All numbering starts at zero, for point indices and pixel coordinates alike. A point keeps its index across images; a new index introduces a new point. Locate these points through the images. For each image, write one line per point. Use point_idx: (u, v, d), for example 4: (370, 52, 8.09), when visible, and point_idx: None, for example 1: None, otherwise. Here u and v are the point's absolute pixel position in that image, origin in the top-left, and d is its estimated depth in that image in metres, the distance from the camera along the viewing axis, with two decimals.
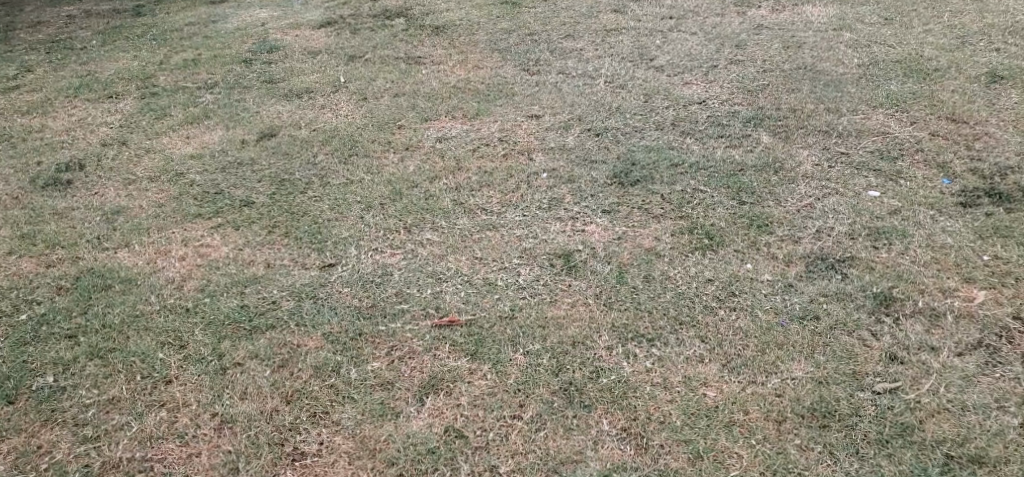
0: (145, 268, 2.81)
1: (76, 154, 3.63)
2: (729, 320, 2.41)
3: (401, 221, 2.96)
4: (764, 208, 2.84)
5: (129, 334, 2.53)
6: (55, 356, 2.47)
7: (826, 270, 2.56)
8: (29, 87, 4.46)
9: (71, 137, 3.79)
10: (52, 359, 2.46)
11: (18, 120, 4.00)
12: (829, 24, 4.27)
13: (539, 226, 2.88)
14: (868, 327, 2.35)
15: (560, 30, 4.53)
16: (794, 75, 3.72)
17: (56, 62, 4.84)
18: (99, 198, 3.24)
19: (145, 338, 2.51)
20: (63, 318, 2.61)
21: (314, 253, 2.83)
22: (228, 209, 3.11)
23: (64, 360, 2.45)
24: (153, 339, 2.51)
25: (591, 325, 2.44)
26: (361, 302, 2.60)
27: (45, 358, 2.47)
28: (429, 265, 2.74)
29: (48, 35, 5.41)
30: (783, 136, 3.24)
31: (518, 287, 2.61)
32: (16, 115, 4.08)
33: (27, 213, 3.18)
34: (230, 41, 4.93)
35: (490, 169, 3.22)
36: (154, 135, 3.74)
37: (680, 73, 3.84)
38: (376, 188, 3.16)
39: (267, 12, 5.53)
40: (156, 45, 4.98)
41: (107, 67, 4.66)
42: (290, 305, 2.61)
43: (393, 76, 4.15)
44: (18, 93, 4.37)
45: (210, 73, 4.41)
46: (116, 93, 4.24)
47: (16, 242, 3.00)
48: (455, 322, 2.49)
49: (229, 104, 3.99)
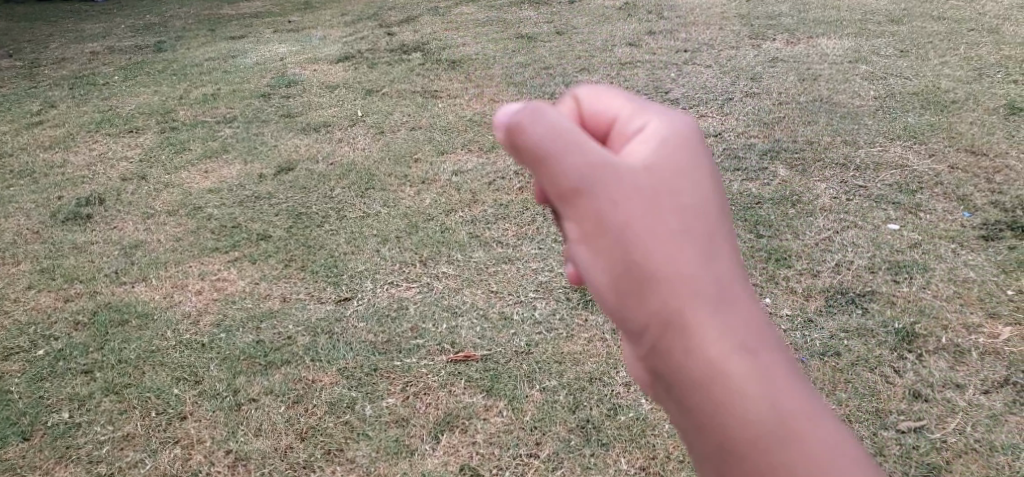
0: (162, 302, 2.81)
1: (97, 189, 3.65)
2: None
3: (417, 254, 2.96)
4: (782, 242, 2.81)
5: (144, 369, 2.52)
6: (71, 392, 2.46)
7: (847, 304, 2.52)
8: (53, 122, 4.52)
9: (92, 172, 3.82)
10: (68, 394, 2.45)
11: (40, 155, 4.04)
12: (845, 56, 4.27)
13: (555, 259, 2.87)
14: (890, 364, 2.31)
15: (576, 64, 4.57)
16: (810, 108, 3.70)
17: (79, 98, 4.90)
18: (119, 233, 3.26)
19: (160, 373, 2.51)
20: (81, 352, 2.60)
21: (331, 286, 2.82)
22: (245, 243, 3.11)
23: (80, 396, 2.45)
24: (169, 374, 2.50)
25: (608, 361, 2.43)
26: (377, 337, 2.59)
27: (61, 394, 2.46)
28: (444, 299, 2.72)
29: (72, 72, 5.50)
30: (799, 169, 3.21)
31: (534, 323, 2.59)
32: (40, 151, 4.12)
33: (47, 248, 3.19)
34: (249, 76, 4.99)
35: (505, 202, 3.22)
36: (174, 170, 3.76)
37: (695, 107, 3.83)
38: (393, 221, 3.16)
39: (286, 48, 5.61)
40: (177, 80, 5.04)
41: (129, 103, 4.72)
42: (306, 340, 2.59)
43: (410, 110, 4.18)
44: (42, 129, 4.42)
45: (229, 108, 4.44)
46: (137, 128, 4.28)
47: (37, 276, 3.01)
48: (471, 357, 2.48)
49: (248, 138, 4.02)
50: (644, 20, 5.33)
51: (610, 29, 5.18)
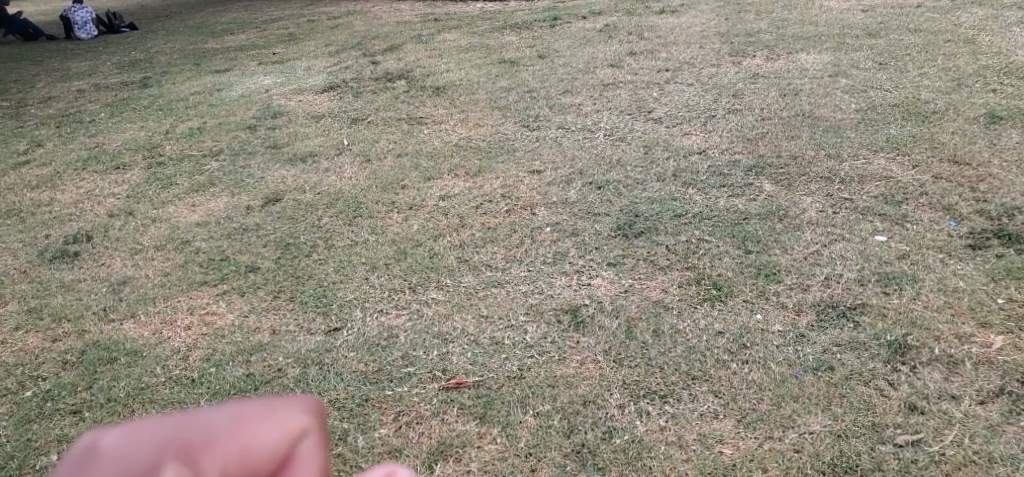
0: (150, 339, 2.77)
1: (84, 226, 3.61)
2: (742, 374, 2.38)
3: (406, 280, 2.93)
4: (771, 257, 2.81)
5: (133, 408, 2.48)
6: (60, 433, 2.41)
7: (838, 318, 2.52)
8: (41, 160, 4.48)
9: (80, 209, 3.78)
10: (57, 436, 2.40)
11: (27, 194, 3.99)
12: (825, 71, 4.30)
13: (545, 280, 2.86)
14: (884, 376, 2.30)
15: (559, 86, 4.59)
16: (793, 123, 3.72)
17: (67, 136, 4.87)
18: (107, 269, 3.21)
19: (148, 411, 2.46)
20: (69, 393, 2.55)
21: (320, 316, 2.79)
22: (234, 275, 3.08)
23: (68, 437, 2.40)
24: (156, 411, 2.45)
25: (601, 384, 2.41)
26: (367, 367, 2.56)
27: (48, 435, 2.41)
28: (434, 325, 2.70)
29: (60, 111, 5.48)
30: (785, 184, 3.22)
31: (526, 347, 2.57)
32: (27, 190, 4.08)
33: (34, 287, 3.14)
34: (235, 108, 4.98)
35: (493, 225, 3.21)
36: (160, 204, 3.72)
37: (679, 124, 3.85)
38: (380, 248, 3.14)
39: (272, 80, 5.61)
40: (164, 115, 5.03)
41: (117, 139, 4.68)
42: (296, 372, 2.56)
43: (396, 137, 4.18)
44: (30, 168, 4.38)
45: (216, 141, 4.42)
46: (124, 165, 4.25)
47: (23, 316, 2.96)
48: (463, 384, 2.46)
49: (236, 170, 4.00)
50: (625, 42, 5.36)
51: (591, 51, 5.21)
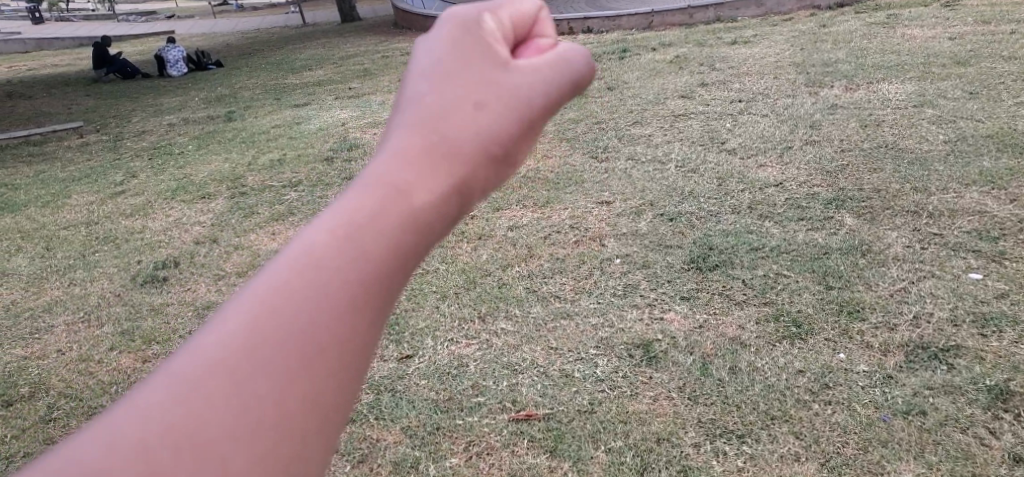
0: None
1: (171, 252, 3.70)
2: (825, 415, 2.29)
3: (476, 310, 2.91)
4: (854, 293, 2.71)
5: None
6: None
7: (929, 359, 2.41)
8: (132, 190, 4.64)
9: (168, 236, 3.88)
10: None
11: (121, 223, 4.12)
12: (909, 100, 4.15)
13: (615, 313, 2.80)
14: (984, 424, 2.18)
15: (628, 118, 4.55)
16: (875, 154, 3.60)
17: (156, 167, 5.04)
18: (192, 293, 3.27)
19: None
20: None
21: (392, 345, 2.79)
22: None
23: None
24: None
25: (676, 421, 2.34)
26: (438, 395, 2.55)
27: None
28: (505, 356, 2.67)
29: (150, 144, 5.69)
30: (868, 218, 3.12)
31: (597, 381, 2.53)
32: (120, 218, 4.21)
33: (126, 310, 3.20)
34: (313, 142, 5.09)
35: (563, 255, 3.18)
36: (242, 232, 3.80)
37: (754, 156, 3.77)
38: (450, 277, 3.13)
39: (348, 113, 5.72)
40: (246, 147, 5.17)
41: (203, 171, 4.82)
42: (368, 399, 2.57)
43: None
44: (122, 197, 4.54)
45: (295, 171, 4.52)
46: (208, 194, 4.37)
47: (115, 338, 3.02)
48: (533, 416, 2.41)
49: (314, 200, 4.07)
50: (697, 72, 5.29)
51: (662, 82, 5.16)
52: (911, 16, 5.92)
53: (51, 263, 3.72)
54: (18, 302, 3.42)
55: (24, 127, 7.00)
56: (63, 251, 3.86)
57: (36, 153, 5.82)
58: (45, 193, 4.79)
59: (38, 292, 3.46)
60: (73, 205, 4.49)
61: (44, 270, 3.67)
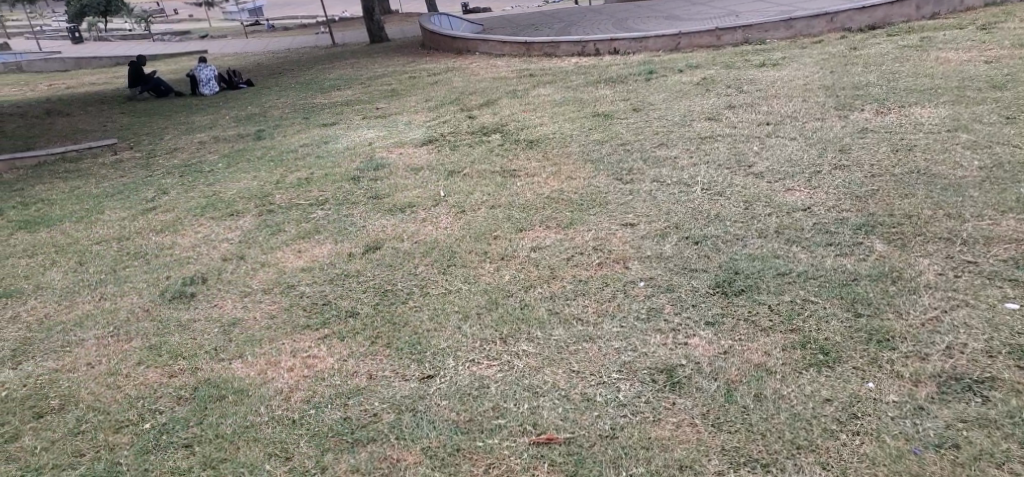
0: (257, 378, 2.78)
1: (200, 268, 3.70)
2: (853, 445, 2.26)
3: (497, 331, 2.87)
4: (883, 321, 2.64)
5: (239, 444, 2.51)
6: (173, 465, 2.47)
7: (962, 391, 2.37)
8: (164, 207, 4.67)
9: (197, 253, 3.89)
10: (170, 468, 2.46)
11: (152, 238, 4.14)
12: (943, 125, 4.08)
13: (638, 338, 2.74)
14: (1020, 458, 2.17)
15: (653, 140, 4.52)
16: (907, 180, 3.54)
17: (187, 185, 5.08)
18: (220, 310, 3.27)
19: (253, 449, 2.49)
20: (182, 427, 2.60)
21: (414, 364, 2.76)
22: (335, 320, 3.08)
23: (181, 469, 2.46)
24: (261, 450, 2.48)
25: (699, 448, 2.31)
26: (459, 416, 2.52)
27: (163, 467, 2.47)
28: (526, 378, 2.63)
29: (182, 161, 5.74)
30: (899, 244, 3.05)
31: (619, 405, 2.48)
32: (151, 233, 4.23)
33: (155, 325, 3.19)
34: (340, 161, 5.11)
35: (586, 277, 3.13)
36: (269, 249, 3.80)
37: (781, 179, 3.72)
38: (473, 297, 3.11)
39: (375, 133, 5.76)
40: (274, 166, 5.20)
41: (232, 188, 4.84)
42: (390, 418, 2.54)
43: (490, 188, 4.17)
44: (153, 213, 4.57)
45: (322, 191, 4.53)
46: (237, 212, 4.39)
47: (145, 353, 3.01)
48: (554, 440, 2.39)
49: (340, 219, 4.07)
50: (724, 94, 5.26)
51: (688, 104, 5.13)
52: (945, 39, 5.83)
53: (82, 277, 3.74)
54: (50, 315, 3.43)
55: (58, 143, 7.08)
56: (95, 266, 3.88)
57: (70, 168, 5.89)
58: (79, 208, 4.83)
59: (69, 306, 3.48)
60: (106, 221, 4.53)
61: (78, 284, 3.69)
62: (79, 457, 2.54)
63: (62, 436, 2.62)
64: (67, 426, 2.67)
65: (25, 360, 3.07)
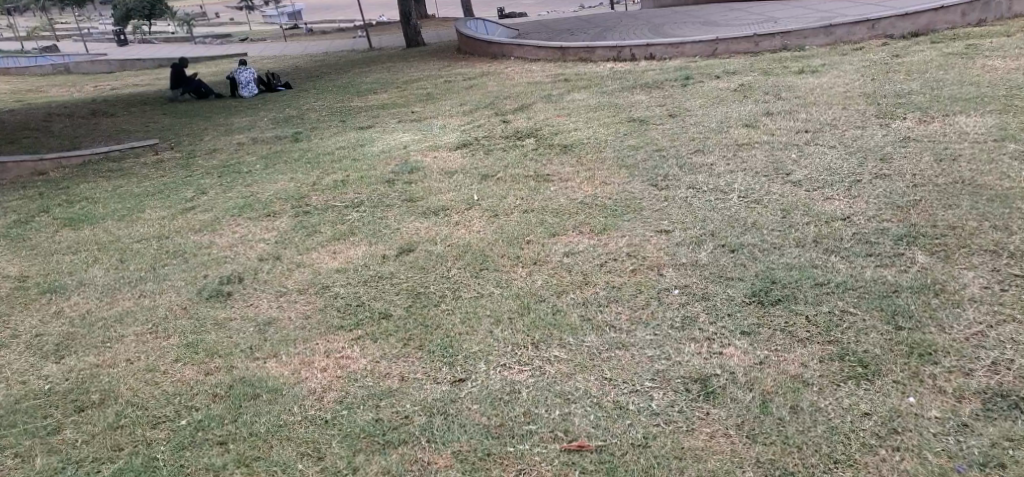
0: (289, 378, 2.79)
1: (236, 268, 3.72)
2: (893, 462, 2.21)
3: (530, 336, 2.86)
4: (925, 335, 2.58)
5: (273, 443, 2.52)
6: (208, 461, 2.49)
7: (1008, 409, 2.31)
8: (201, 207, 4.72)
9: (233, 252, 3.92)
10: (205, 464, 2.48)
11: (190, 237, 4.19)
12: (988, 135, 3.99)
13: (673, 346, 2.71)
14: None
15: (689, 146, 4.49)
16: (950, 190, 3.46)
17: (225, 184, 5.14)
18: (253, 309, 3.29)
19: (287, 448, 2.50)
20: (218, 425, 2.61)
21: (445, 367, 2.76)
22: (367, 322, 3.09)
23: (216, 466, 2.47)
24: (294, 449, 2.49)
25: (733, 460, 2.27)
26: (490, 421, 2.50)
27: (198, 463, 2.49)
28: (558, 383, 2.61)
29: (220, 162, 5.80)
30: (942, 256, 2.98)
31: (652, 414, 2.45)
32: (189, 232, 4.27)
33: (191, 324, 3.23)
34: (375, 163, 5.14)
35: (619, 283, 3.12)
36: (303, 250, 3.82)
37: (820, 188, 3.67)
38: (505, 301, 3.09)
39: (410, 136, 5.79)
40: (310, 167, 5.24)
41: (269, 189, 4.88)
42: (421, 421, 2.53)
43: (524, 193, 4.17)
44: (191, 213, 4.62)
45: (357, 193, 4.55)
46: (272, 212, 4.43)
47: (182, 350, 3.04)
48: (585, 447, 2.37)
49: (373, 221, 4.08)
50: (762, 101, 5.19)
51: (725, 111, 5.08)
52: (991, 47, 5.71)
53: (122, 275, 3.79)
54: (90, 311, 3.47)
55: (102, 143, 7.21)
56: (135, 263, 3.92)
57: (112, 168, 5.99)
58: (119, 207, 4.90)
59: (109, 302, 3.52)
60: (146, 219, 4.59)
61: (116, 281, 3.73)
62: (117, 451, 2.57)
63: (101, 429, 2.65)
64: (106, 420, 2.70)
65: (68, 355, 3.11)
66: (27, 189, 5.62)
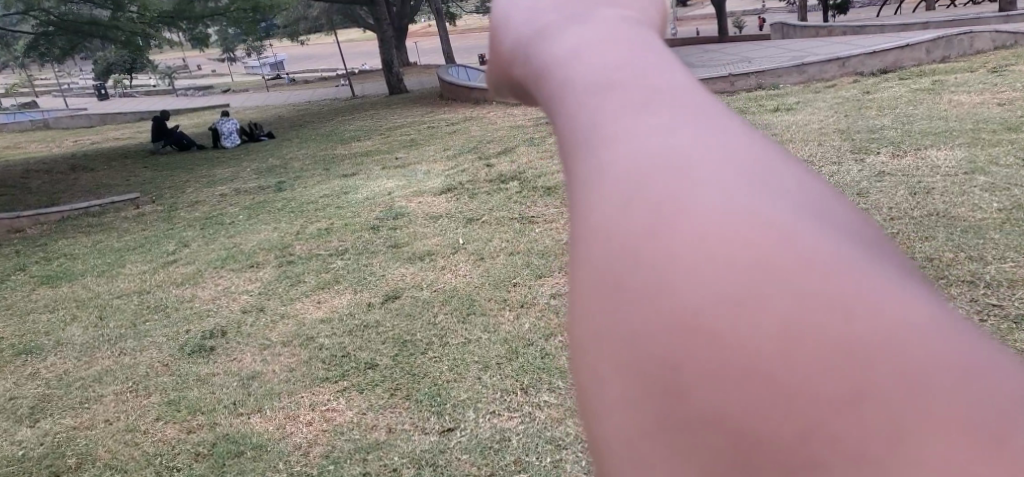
0: (275, 433, 2.77)
1: (220, 321, 3.70)
2: None
3: (518, 381, 2.85)
4: None
5: None
6: None
7: None
8: (183, 259, 4.71)
9: (216, 304, 3.90)
10: None
11: (172, 291, 4.16)
12: (959, 167, 4.05)
13: None
14: None
15: None
16: (926, 222, 3.51)
17: (209, 235, 5.14)
18: (238, 363, 3.27)
19: None
20: None
21: (434, 416, 2.74)
22: (353, 372, 3.07)
23: None
24: None
25: None
26: (480, 470, 2.45)
27: None
28: (548, 429, 2.58)
29: (203, 214, 5.80)
30: None
31: None
32: (171, 286, 4.25)
33: (173, 380, 3.20)
34: (359, 210, 5.15)
35: None
36: (288, 300, 3.81)
37: None
38: (493, 346, 3.09)
39: (394, 182, 5.81)
40: (294, 216, 5.25)
41: (252, 240, 4.88)
42: (410, 473, 2.48)
43: (508, 235, 4.18)
44: (173, 266, 4.61)
45: (341, 240, 4.56)
46: (256, 263, 4.42)
47: (163, 407, 3.01)
48: None
49: (358, 268, 4.08)
50: None
51: None
52: (959, 82, 5.83)
53: (103, 331, 3.76)
54: (68, 371, 3.41)
55: (82, 198, 7.19)
56: (117, 319, 3.90)
57: (93, 223, 5.97)
58: (100, 263, 4.89)
59: (90, 361, 3.46)
60: (127, 274, 4.58)
61: (96, 339, 3.69)
62: None
63: None
64: None
65: (42, 418, 3.07)
66: (6, 247, 5.60)
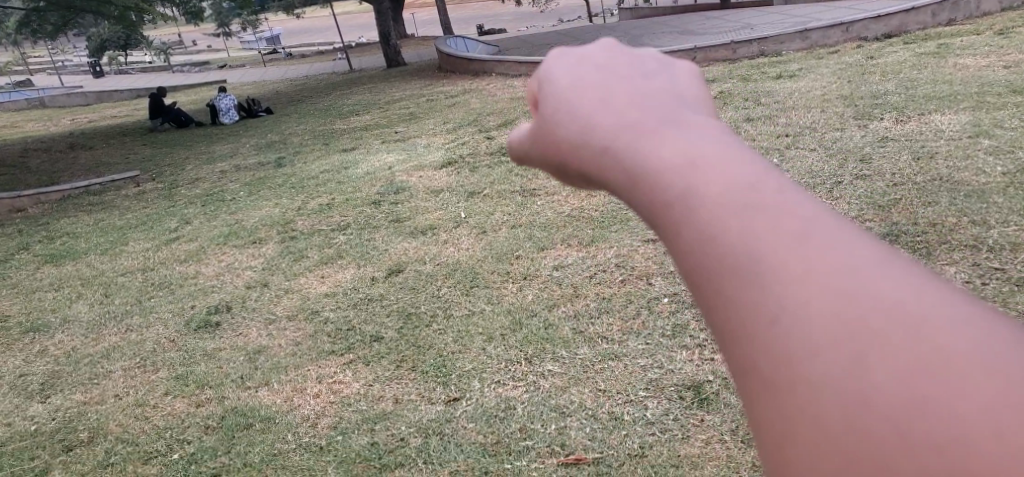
0: (283, 406, 2.79)
1: (225, 297, 3.72)
2: None
3: (523, 352, 2.87)
4: None
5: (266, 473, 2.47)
6: None
7: None
8: (186, 236, 4.73)
9: (221, 280, 3.92)
10: None
11: (176, 268, 4.18)
12: (963, 131, 4.04)
13: (664, 355, 2.72)
14: None
15: None
16: (928, 187, 3.50)
17: (211, 212, 5.15)
18: (244, 338, 3.30)
19: None
20: (210, 456, 2.57)
21: (440, 387, 2.76)
22: (358, 345, 3.09)
23: None
24: None
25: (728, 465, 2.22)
26: (486, 439, 2.48)
27: None
28: (552, 398, 2.60)
29: (204, 191, 5.81)
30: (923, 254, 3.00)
31: (647, 423, 2.42)
32: (175, 263, 4.27)
33: (180, 356, 3.23)
34: (361, 185, 5.16)
35: (610, 295, 3.13)
36: (292, 275, 3.83)
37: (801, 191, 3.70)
38: (497, 318, 3.10)
39: (395, 156, 5.81)
40: (296, 192, 5.26)
41: (253, 216, 4.88)
42: (418, 442, 2.51)
43: (510, 209, 4.19)
44: (177, 243, 4.62)
45: (343, 216, 4.57)
46: (259, 239, 4.43)
47: (172, 382, 3.03)
48: (583, 460, 2.32)
49: (361, 243, 4.09)
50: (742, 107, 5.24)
51: None
52: (963, 45, 5.79)
53: (109, 308, 3.78)
54: (76, 348, 3.45)
55: (83, 176, 7.19)
56: (123, 296, 3.92)
57: (95, 201, 5.98)
58: (103, 240, 4.90)
59: (96, 338, 3.49)
60: (131, 251, 4.59)
61: (102, 316, 3.71)
62: None
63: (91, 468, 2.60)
64: (97, 458, 2.65)
65: (53, 394, 3.09)
66: (9, 227, 5.62)
